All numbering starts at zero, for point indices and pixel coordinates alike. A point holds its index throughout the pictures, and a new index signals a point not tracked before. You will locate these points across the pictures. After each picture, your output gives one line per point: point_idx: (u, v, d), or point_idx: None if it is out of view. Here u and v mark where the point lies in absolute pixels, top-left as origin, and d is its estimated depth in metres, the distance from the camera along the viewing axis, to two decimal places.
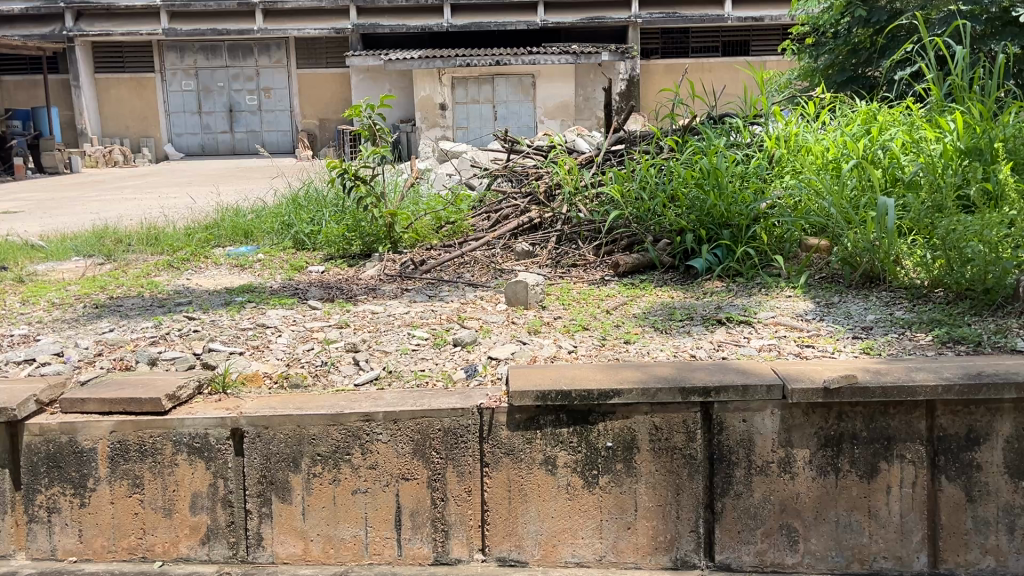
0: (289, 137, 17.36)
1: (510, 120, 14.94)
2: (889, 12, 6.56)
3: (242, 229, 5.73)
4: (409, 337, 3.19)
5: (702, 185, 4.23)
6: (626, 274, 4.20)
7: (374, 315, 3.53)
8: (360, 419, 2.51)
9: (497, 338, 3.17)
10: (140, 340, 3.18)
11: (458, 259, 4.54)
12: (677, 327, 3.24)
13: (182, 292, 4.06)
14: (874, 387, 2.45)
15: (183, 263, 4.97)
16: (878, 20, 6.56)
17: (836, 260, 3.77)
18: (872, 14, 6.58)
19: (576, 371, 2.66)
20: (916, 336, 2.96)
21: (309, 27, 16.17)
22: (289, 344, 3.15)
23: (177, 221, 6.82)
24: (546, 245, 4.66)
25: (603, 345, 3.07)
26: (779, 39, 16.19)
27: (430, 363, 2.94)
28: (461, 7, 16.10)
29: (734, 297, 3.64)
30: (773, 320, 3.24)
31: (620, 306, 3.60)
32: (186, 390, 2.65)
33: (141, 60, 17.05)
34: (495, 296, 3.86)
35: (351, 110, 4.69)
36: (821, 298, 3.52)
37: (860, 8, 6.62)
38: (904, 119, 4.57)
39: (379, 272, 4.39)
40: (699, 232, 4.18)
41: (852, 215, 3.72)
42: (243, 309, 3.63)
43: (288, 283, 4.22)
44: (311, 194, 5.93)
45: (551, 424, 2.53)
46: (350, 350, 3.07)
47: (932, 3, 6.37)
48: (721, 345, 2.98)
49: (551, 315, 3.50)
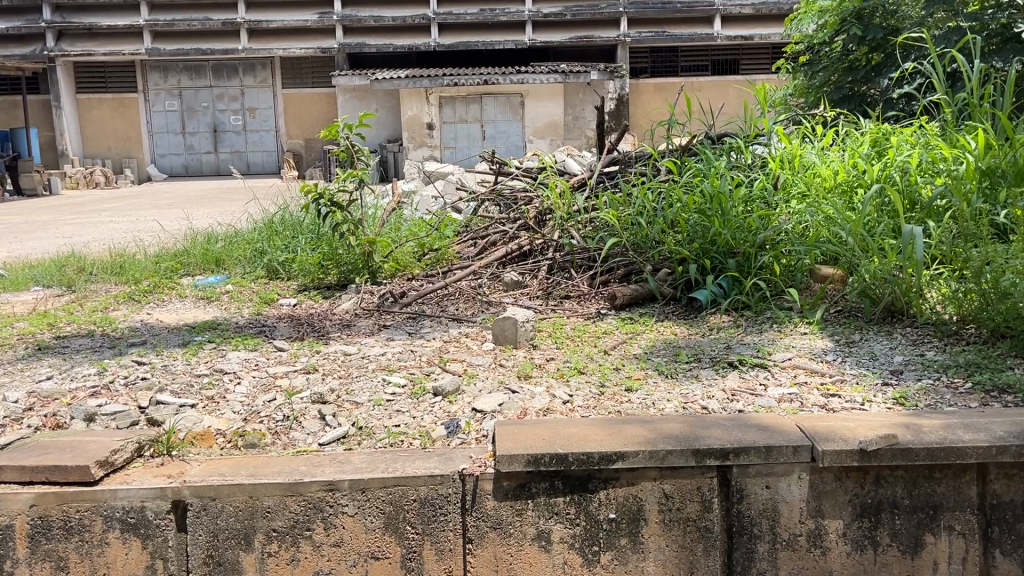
0: (274, 158, 17.04)
1: (498, 139, 14.65)
2: (883, 29, 6.35)
3: (213, 256, 5.36)
4: (384, 385, 2.84)
5: (704, 211, 3.92)
6: (624, 307, 3.85)
7: (346, 357, 3.17)
8: (322, 489, 2.16)
9: (482, 386, 2.82)
10: (79, 389, 2.81)
11: (442, 290, 4.19)
12: (684, 371, 2.90)
13: (139, 330, 3.69)
14: (918, 449, 2.13)
15: (145, 295, 4.60)
16: (873, 37, 6.32)
17: (854, 292, 3.45)
18: (867, 31, 6.33)
19: (573, 428, 2.32)
20: (954, 383, 2.63)
21: (294, 47, 15.93)
22: (249, 394, 2.79)
23: (146, 247, 6.45)
24: (536, 274, 4.32)
25: (601, 394, 2.72)
26: (768, 59, 16.00)
27: (406, 417, 2.59)
28: (449, 26, 15.88)
29: (744, 335, 3.31)
30: (791, 363, 2.91)
31: (619, 346, 3.26)
32: (122, 454, 2.28)
33: (123, 80, 16.66)
34: (481, 333, 3.53)
35: (327, 130, 4.35)
36: (841, 336, 3.20)
37: (854, 26, 6.38)
38: (917, 139, 4.27)
39: (355, 305, 4.04)
40: (703, 262, 3.85)
41: (870, 243, 3.41)
42: (201, 350, 3.26)
43: (256, 318, 3.87)
44: (286, 220, 5.58)
45: (545, 493, 2.19)
46: (316, 402, 2.71)
47: (930, 20, 6.19)
48: (735, 395, 2.64)
49: (543, 356, 3.16)
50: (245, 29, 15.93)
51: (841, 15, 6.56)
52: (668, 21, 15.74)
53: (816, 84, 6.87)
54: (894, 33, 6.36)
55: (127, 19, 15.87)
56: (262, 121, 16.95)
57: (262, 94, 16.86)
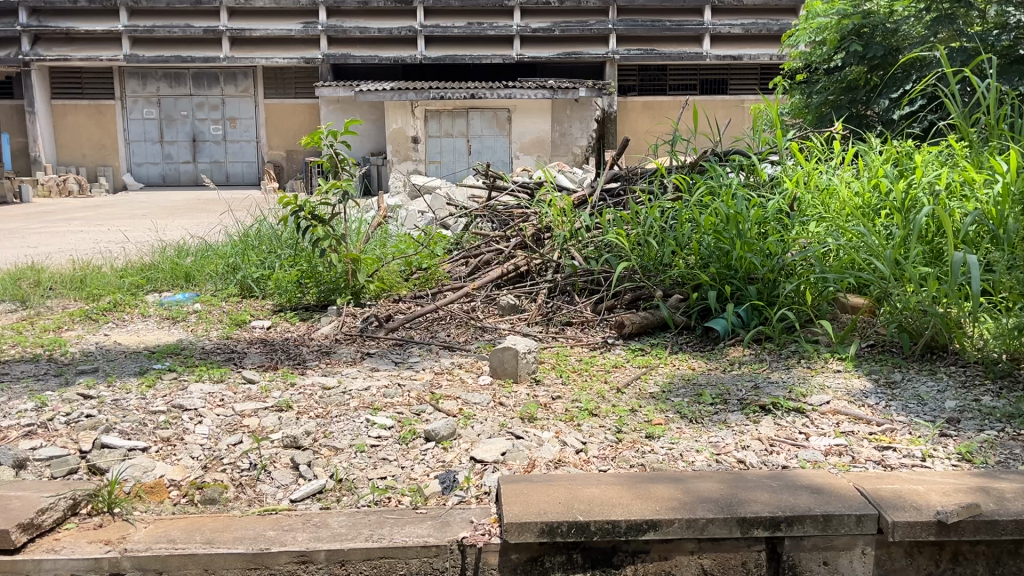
0: (255, 169, 16.58)
1: (485, 154, 14.35)
2: (885, 47, 6.09)
3: (182, 271, 4.96)
4: (368, 427, 2.47)
5: (721, 232, 3.59)
6: (632, 336, 3.52)
7: (325, 392, 2.80)
8: (294, 560, 1.81)
9: (481, 430, 2.46)
10: (11, 428, 2.42)
11: (432, 314, 3.81)
12: (710, 415, 2.56)
13: (92, 355, 3.29)
14: (1005, 522, 1.81)
15: (104, 313, 4.19)
16: (874, 54, 6.05)
17: (890, 326, 3.12)
18: (868, 49, 6.07)
19: (593, 488, 1.97)
20: (1022, 435, 2.30)
21: (277, 57, 15.54)
22: (211, 436, 2.42)
23: (113, 259, 6.03)
24: (535, 298, 3.96)
25: (618, 442, 2.37)
26: (757, 80, 15.74)
27: (393, 468, 2.22)
28: (436, 39, 15.57)
29: (770, 371, 2.98)
30: (830, 407, 2.57)
31: (633, 382, 2.90)
32: (52, 513, 1.91)
33: (100, 86, 16.13)
34: (476, 364, 3.17)
35: (308, 137, 4.00)
36: (880, 374, 2.87)
37: (855, 43, 6.11)
38: (941, 159, 3.96)
39: (335, 329, 3.66)
40: (720, 289, 3.52)
41: (908, 270, 3.08)
42: (160, 380, 2.87)
43: (225, 343, 3.48)
44: (263, 234, 5.19)
45: (561, 568, 1.86)
46: (289, 446, 2.33)
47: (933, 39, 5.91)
48: (774, 446, 2.29)
49: (547, 394, 2.80)
50: (227, 37, 15.54)
51: (841, 32, 6.30)
52: (656, 39, 15.55)
53: (814, 104, 6.59)
54: (895, 52, 6.10)
55: (105, 24, 15.45)
56: (243, 131, 16.50)
57: (243, 104, 16.39)
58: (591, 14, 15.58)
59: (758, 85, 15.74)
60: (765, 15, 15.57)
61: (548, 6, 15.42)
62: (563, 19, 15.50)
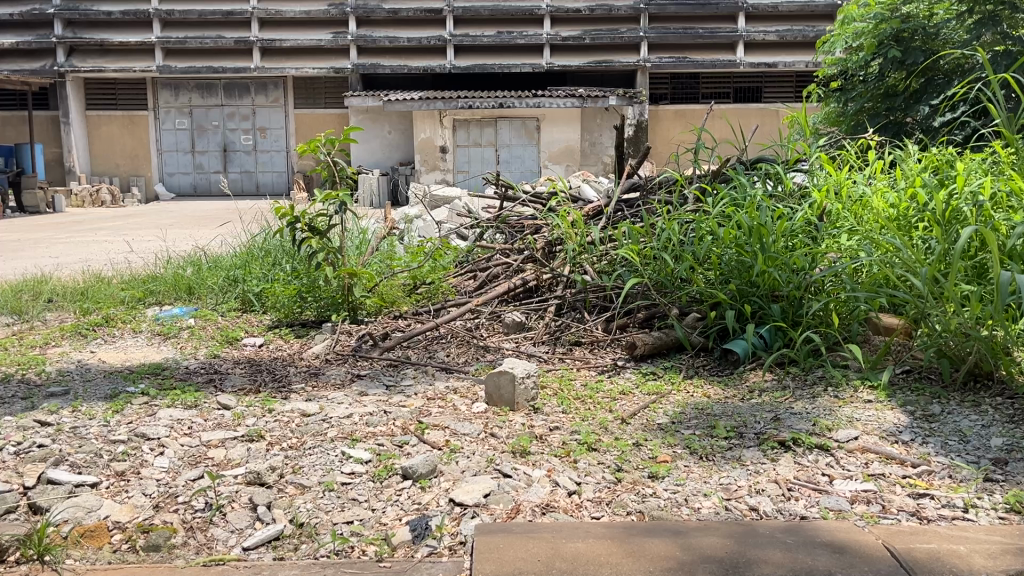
0: (284, 179, 16.50)
1: (512, 163, 14.10)
2: (924, 53, 5.79)
3: (185, 284, 4.78)
4: (341, 461, 2.24)
5: (743, 246, 3.32)
6: (644, 358, 3.26)
7: (303, 419, 2.58)
8: None
9: (466, 466, 2.22)
10: None
11: (432, 332, 3.59)
12: (722, 452, 2.29)
13: (68, 375, 3.10)
14: None
15: (95, 328, 4.01)
16: (914, 61, 5.76)
17: (929, 351, 2.83)
18: (907, 54, 5.79)
19: (579, 542, 1.72)
20: None
21: (307, 67, 15.46)
22: (170, 470, 2.21)
23: (121, 270, 5.87)
24: (543, 315, 3.72)
25: (617, 483, 2.11)
26: (793, 89, 15.40)
27: (362, 510, 1.99)
28: (464, 49, 15.45)
29: (793, 401, 2.70)
30: (858, 444, 2.29)
31: (640, 412, 2.64)
32: None
33: (134, 96, 16.18)
34: (473, 389, 2.93)
35: (305, 145, 3.79)
36: (916, 406, 2.58)
37: (894, 48, 5.83)
38: (987, 168, 3.65)
39: (328, 347, 3.45)
40: (741, 308, 3.25)
41: (948, 289, 2.78)
42: (129, 405, 2.67)
43: (210, 362, 3.28)
44: (269, 245, 5.00)
45: None
46: (251, 483, 2.12)
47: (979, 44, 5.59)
48: (793, 490, 2.03)
49: (545, 424, 2.56)
50: (258, 48, 15.53)
51: (878, 37, 6.00)
52: (688, 46, 15.24)
53: (849, 112, 6.28)
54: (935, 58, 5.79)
55: (139, 36, 15.55)
56: (273, 141, 16.37)
57: (274, 114, 16.30)
58: (621, 22, 15.35)
59: (793, 93, 15.38)
60: (801, 22, 15.22)
61: (579, 14, 15.20)
62: (594, 28, 15.28)
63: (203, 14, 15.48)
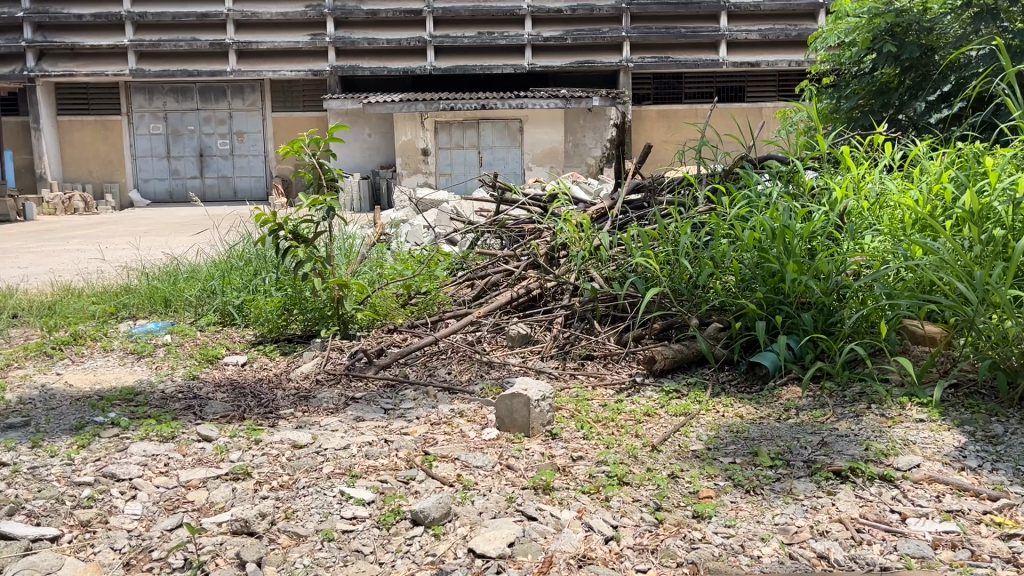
0: (262, 184, 16.11)
1: (496, 165, 13.82)
2: (919, 48, 5.52)
3: (160, 296, 4.47)
4: (342, 503, 1.97)
5: (767, 249, 3.07)
6: (666, 373, 3.00)
7: (296, 453, 2.29)
8: None
9: (484, 507, 1.94)
10: None
11: (431, 347, 3.31)
12: (773, 484, 2.03)
13: (29, 403, 2.78)
14: None
15: (62, 347, 3.68)
16: (909, 56, 5.49)
17: (981, 363, 2.58)
18: (902, 50, 5.50)
19: None
20: None
21: (285, 69, 15.09)
22: (143, 518, 1.92)
23: (91, 281, 5.53)
24: (549, 327, 3.45)
25: (659, 526, 1.84)
26: (775, 88, 15.22)
27: (369, 565, 1.71)
28: (445, 50, 15.15)
29: (837, 421, 2.45)
30: (923, 473, 2.04)
31: (671, 437, 2.37)
32: None
33: (106, 101, 15.72)
34: (480, 412, 2.66)
35: (286, 145, 3.49)
36: (976, 426, 2.33)
37: (889, 44, 5.53)
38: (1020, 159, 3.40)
39: (319, 365, 3.17)
40: (768, 318, 3.00)
41: (1001, 293, 2.53)
42: (98, 439, 2.37)
43: (189, 386, 2.98)
44: (250, 254, 4.69)
45: None
46: (238, 534, 1.83)
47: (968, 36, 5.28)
48: (865, 533, 1.77)
49: (566, 453, 2.29)
50: (234, 50, 15.15)
51: (873, 31, 5.69)
52: (671, 46, 15.04)
53: (842, 109, 6.02)
54: (930, 53, 5.55)
55: (110, 39, 15.12)
56: (250, 145, 15.98)
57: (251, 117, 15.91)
58: (603, 22, 15.13)
59: (776, 92, 15.20)
60: (783, 21, 15.08)
61: (561, 14, 14.96)
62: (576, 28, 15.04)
63: (177, 16, 15.08)
